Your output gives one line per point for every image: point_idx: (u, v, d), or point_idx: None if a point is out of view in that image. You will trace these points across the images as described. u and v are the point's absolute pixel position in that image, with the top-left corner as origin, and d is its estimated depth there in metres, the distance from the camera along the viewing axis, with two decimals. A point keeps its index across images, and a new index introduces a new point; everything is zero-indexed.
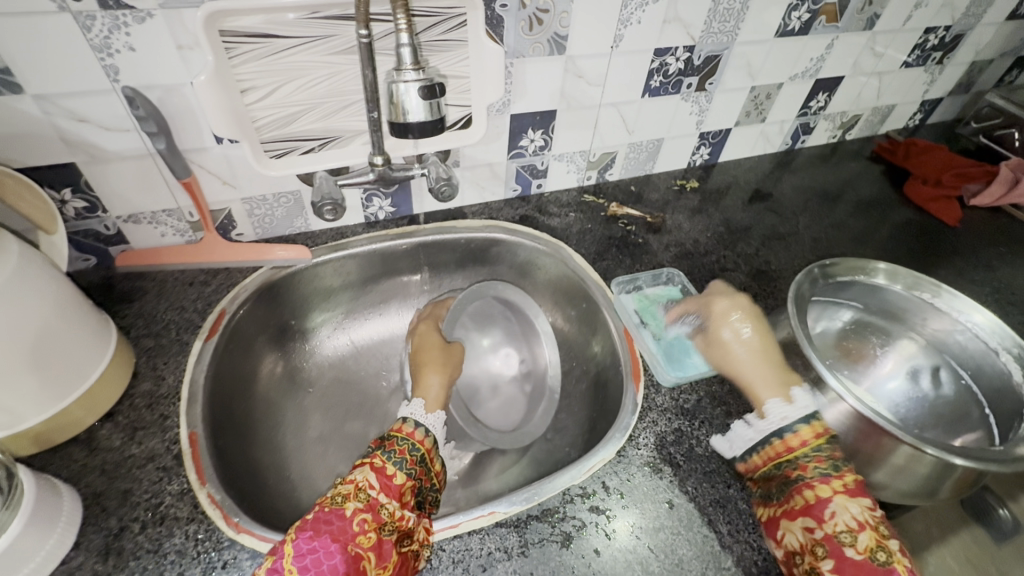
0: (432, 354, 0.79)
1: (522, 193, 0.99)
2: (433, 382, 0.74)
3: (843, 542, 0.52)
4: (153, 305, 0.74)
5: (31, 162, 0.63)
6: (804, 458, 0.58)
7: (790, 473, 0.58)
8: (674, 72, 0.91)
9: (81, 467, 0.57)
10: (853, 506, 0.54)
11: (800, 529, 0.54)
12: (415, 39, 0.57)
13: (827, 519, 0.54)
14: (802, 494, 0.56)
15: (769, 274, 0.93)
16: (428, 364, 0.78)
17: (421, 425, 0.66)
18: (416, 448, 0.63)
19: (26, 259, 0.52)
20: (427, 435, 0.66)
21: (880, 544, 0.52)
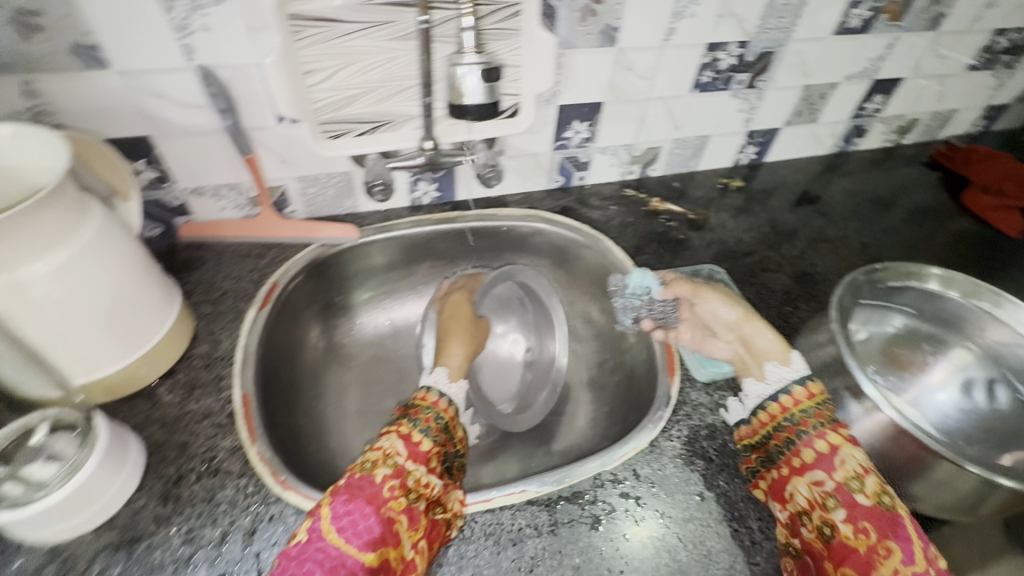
0: (459, 323, 0.81)
1: (564, 185, 0.99)
2: (457, 352, 0.75)
3: (852, 489, 0.54)
4: (212, 275, 0.78)
5: (112, 133, 0.68)
6: (807, 415, 0.60)
7: (795, 430, 0.60)
8: (725, 68, 0.90)
9: (145, 418, 0.62)
10: (856, 454, 0.56)
11: (810, 481, 0.57)
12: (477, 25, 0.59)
13: (834, 468, 0.56)
14: (812, 447, 0.58)
15: (813, 276, 0.91)
16: (455, 333, 0.79)
17: (444, 395, 0.66)
18: (441, 417, 0.64)
19: (110, 224, 0.56)
20: (450, 404, 0.66)
21: (885, 490, 0.54)
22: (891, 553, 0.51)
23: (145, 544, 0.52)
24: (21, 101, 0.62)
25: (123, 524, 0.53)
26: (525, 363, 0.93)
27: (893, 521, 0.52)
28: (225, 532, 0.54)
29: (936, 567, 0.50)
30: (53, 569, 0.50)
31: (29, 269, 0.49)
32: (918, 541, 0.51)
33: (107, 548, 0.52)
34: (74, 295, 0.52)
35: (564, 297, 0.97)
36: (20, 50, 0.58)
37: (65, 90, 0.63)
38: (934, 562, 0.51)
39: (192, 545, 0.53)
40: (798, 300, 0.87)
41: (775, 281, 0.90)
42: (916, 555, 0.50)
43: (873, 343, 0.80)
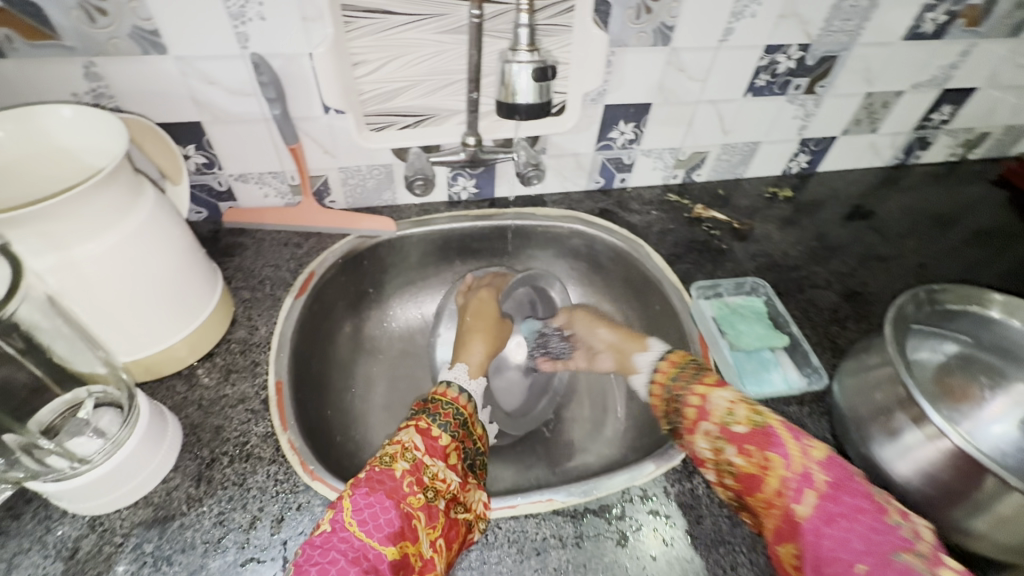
0: (482, 320, 0.83)
1: (604, 186, 0.97)
2: (478, 350, 0.79)
3: (729, 421, 0.59)
4: (251, 261, 0.79)
5: (165, 117, 0.69)
6: (678, 378, 0.67)
7: (676, 396, 0.66)
8: (783, 71, 0.86)
9: (182, 399, 0.63)
10: (723, 390, 0.62)
11: (701, 431, 0.61)
12: (533, 21, 0.58)
13: (710, 409, 0.61)
14: (690, 404, 0.63)
15: (864, 295, 0.87)
16: (477, 330, 0.82)
17: (463, 391, 0.70)
18: (459, 412, 0.67)
19: (161, 207, 0.57)
20: (468, 400, 0.70)
21: (754, 409, 0.58)
22: (773, 464, 0.54)
23: (177, 523, 0.53)
24: (83, 83, 0.64)
25: (158, 502, 0.55)
26: (525, 368, 0.91)
27: (765, 435, 0.56)
28: (254, 518, 0.54)
29: (818, 458, 0.53)
30: (91, 541, 0.52)
31: (86, 248, 0.50)
32: (794, 440, 0.55)
33: (142, 525, 0.53)
34: (126, 275, 0.53)
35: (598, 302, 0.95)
36: (84, 32, 0.60)
37: (124, 73, 0.64)
38: (816, 453, 0.53)
39: (222, 528, 0.53)
40: (846, 320, 0.83)
41: (823, 299, 0.85)
42: (797, 456, 0.54)
43: (926, 370, 0.74)
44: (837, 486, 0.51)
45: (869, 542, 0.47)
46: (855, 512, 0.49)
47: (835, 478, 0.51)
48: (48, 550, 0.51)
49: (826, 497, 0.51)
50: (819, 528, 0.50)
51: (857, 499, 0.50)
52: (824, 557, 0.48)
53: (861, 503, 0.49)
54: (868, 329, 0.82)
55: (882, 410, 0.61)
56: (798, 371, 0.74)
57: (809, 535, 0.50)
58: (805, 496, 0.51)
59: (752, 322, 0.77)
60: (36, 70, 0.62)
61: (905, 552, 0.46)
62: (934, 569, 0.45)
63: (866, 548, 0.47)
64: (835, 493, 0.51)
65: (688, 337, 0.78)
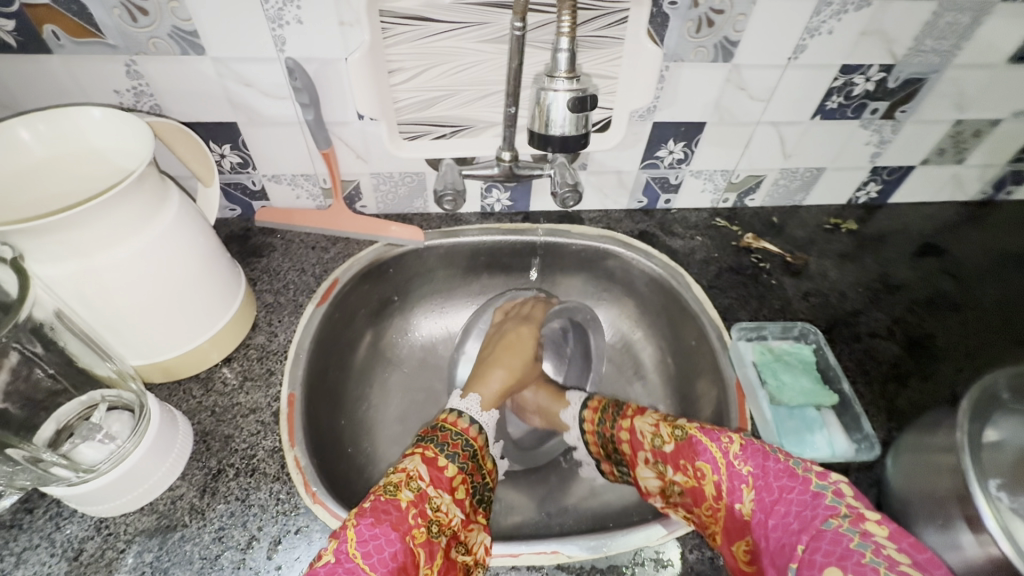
0: (510, 353, 0.81)
1: (647, 206, 0.91)
2: (497, 379, 0.77)
3: (659, 443, 0.60)
4: (278, 263, 0.79)
5: (202, 117, 0.68)
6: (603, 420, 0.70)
7: (608, 430, 0.69)
8: (860, 94, 0.77)
9: (196, 403, 0.63)
10: (645, 416, 0.64)
11: (641, 462, 0.62)
12: (573, 46, 0.53)
13: (640, 440, 0.63)
14: (622, 440, 0.66)
15: (928, 348, 0.78)
16: (503, 361, 0.80)
17: (475, 423, 0.68)
18: (468, 444, 0.65)
19: (184, 216, 0.56)
20: (479, 432, 0.68)
21: (675, 425, 0.60)
22: (705, 471, 0.55)
23: (178, 535, 0.53)
24: (125, 80, 0.64)
25: (162, 511, 0.55)
26: None
27: (689, 446, 0.57)
28: (252, 537, 0.54)
29: (737, 452, 0.54)
30: (95, 544, 0.52)
31: (103, 258, 0.50)
32: (712, 441, 0.56)
33: (145, 532, 0.53)
34: (142, 284, 0.53)
35: (630, 328, 0.90)
36: (125, 31, 0.59)
37: (163, 73, 0.63)
38: (735, 448, 0.55)
39: (220, 545, 0.53)
40: (906, 377, 0.74)
41: (881, 350, 0.77)
42: (720, 457, 0.55)
43: (1005, 453, 0.61)
44: (763, 476, 0.52)
45: (802, 520, 0.48)
46: (783, 495, 0.50)
47: (758, 468, 0.53)
48: (56, 549, 0.52)
49: (760, 491, 0.52)
50: (763, 520, 0.50)
51: (779, 479, 0.51)
52: (773, 546, 0.49)
53: (783, 482, 0.51)
54: (931, 389, 0.73)
55: (939, 497, 0.54)
56: (846, 436, 0.67)
57: (758, 528, 0.50)
58: (741, 493, 0.53)
59: (798, 375, 0.71)
60: (80, 68, 0.62)
61: (833, 518, 0.46)
62: (862, 529, 0.45)
63: (800, 526, 0.48)
64: (765, 483, 0.52)
65: (724, 383, 0.72)
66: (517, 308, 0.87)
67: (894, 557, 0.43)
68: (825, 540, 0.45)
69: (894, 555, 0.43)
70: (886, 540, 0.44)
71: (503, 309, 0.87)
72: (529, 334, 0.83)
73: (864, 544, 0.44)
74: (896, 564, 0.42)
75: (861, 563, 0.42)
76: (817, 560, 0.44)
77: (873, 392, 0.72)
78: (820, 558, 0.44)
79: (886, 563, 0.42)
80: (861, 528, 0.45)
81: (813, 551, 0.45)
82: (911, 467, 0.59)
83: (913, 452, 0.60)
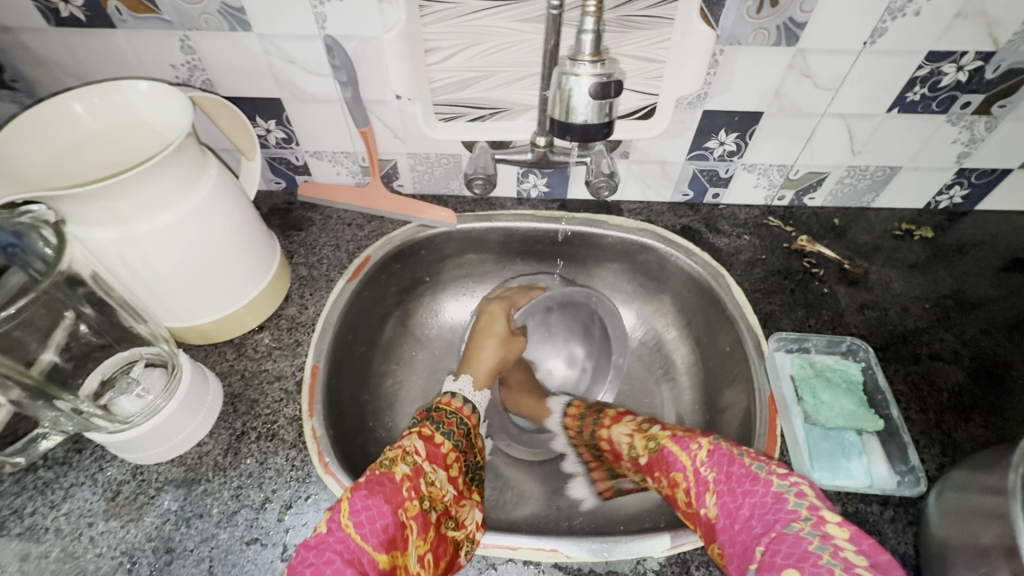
0: (488, 331, 0.81)
1: (692, 200, 0.86)
2: (487, 356, 0.79)
3: (635, 453, 0.64)
4: (315, 237, 0.80)
5: (250, 92, 0.71)
6: (586, 415, 0.76)
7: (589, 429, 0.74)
8: (947, 86, 0.68)
9: (229, 367, 0.67)
10: (620, 426, 0.68)
11: (625, 466, 0.68)
12: (600, 27, 0.50)
13: (618, 448, 0.68)
14: (603, 444, 0.71)
15: (1001, 379, 0.69)
16: (484, 343, 0.80)
17: (469, 402, 0.70)
18: (463, 422, 0.67)
19: (221, 188, 0.58)
20: (472, 412, 0.70)
21: (647, 436, 0.63)
22: (677, 480, 0.57)
23: (201, 488, 0.57)
24: (179, 55, 0.66)
25: (189, 464, 0.59)
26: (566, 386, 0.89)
27: (661, 458, 0.60)
28: (266, 498, 0.57)
29: (704, 458, 0.55)
30: (130, 487, 0.57)
31: (145, 225, 0.52)
32: (682, 450, 0.58)
33: (173, 482, 0.58)
34: (182, 251, 0.56)
35: (664, 328, 0.86)
36: (179, 7, 0.61)
37: (213, 46, 0.65)
38: (702, 454, 0.56)
39: (238, 502, 0.57)
40: (968, 409, 0.67)
41: (943, 375, 0.69)
42: (688, 464, 0.56)
43: None
44: (725, 480, 0.52)
45: (764, 523, 0.48)
46: (746, 499, 0.50)
47: (722, 473, 0.53)
48: (98, 487, 0.57)
49: (722, 495, 0.52)
50: (727, 525, 0.50)
51: (741, 484, 0.51)
52: (735, 551, 0.49)
53: (745, 487, 0.51)
54: (1000, 425, 0.65)
55: (984, 549, 0.48)
56: (888, 466, 0.62)
57: (722, 533, 0.51)
58: (706, 498, 0.54)
59: (839, 395, 0.65)
60: (140, 42, 0.65)
61: (794, 522, 0.47)
62: (822, 532, 0.45)
63: (762, 529, 0.48)
64: (727, 488, 0.52)
65: (757, 394, 0.68)
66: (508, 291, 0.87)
67: (851, 558, 0.43)
68: (786, 543, 0.46)
69: (852, 557, 0.43)
70: (845, 542, 0.44)
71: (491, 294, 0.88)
72: (505, 314, 0.83)
73: (822, 547, 0.44)
74: (852, 566, 0.43)
75: (818, 565, 0.43)
76: (777, 562, 0.45)
77: (927, 421, 0.65)
78: (779, 561, 0.45)
79: (842, 565, 0.43)
80: (821, 530, 0.45)
81: (774, 553, 0.45)
82: (955, 507, 0.53)
83: (960, 491, 0.54)
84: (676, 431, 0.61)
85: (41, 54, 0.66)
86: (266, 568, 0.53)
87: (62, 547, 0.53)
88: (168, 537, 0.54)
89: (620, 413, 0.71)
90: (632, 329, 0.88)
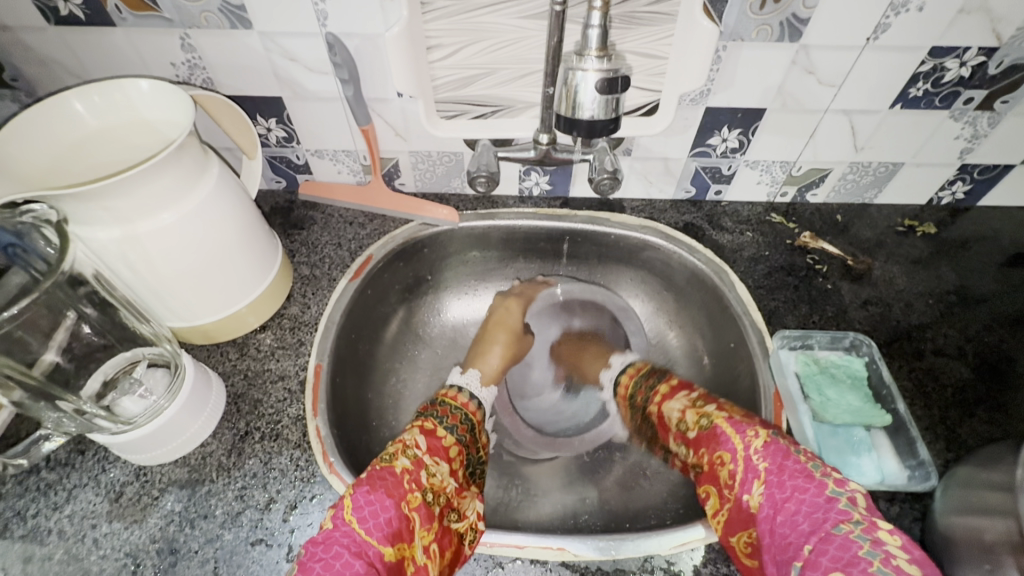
0: (501, 326, 0.81)
1: (695, 197, 0.85)
2: (495, 355, 0.78)
3: (683, 427, 0.63)
4: (317, 236, 0.80)
5: (250, 91, 0.70)
6: (641, 383, 0.74)
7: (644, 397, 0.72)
8: (950, 81, 0.68)
9: (231, 367, 0.66)
10: (672, 401, 0.66)
11: (668, 437, 0.66)
12: (606, 22, 0.50)
13: (667, 420, 0.66)
14: (653, 409, 0.69)
15: (1005, 374, 0.69)
16: (493, 337, 0.80)
17: (474, 397, 0.70)
18: (467, 417, 0.66)
19: (223, 187, 0.58)
20: (477, 407, 0.70)
21: (701, 413, 0.61)
22: (721, 461, 0.56)
23: (206, 489, 0.57)
24: (180, 53, 0.66)
25: (193, 464, 0.59)
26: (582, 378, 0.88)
27: (713, 436, 0.58)
28: (271, 499, 0.57)
29: (758, 447, 0.54)
30: (133, 488, 0.57)
31: (146, 225, 0.52)
32: (737, 433, 0.56)
33: (177, 483, 0.57)
34: (184, 250, 0.55)
35: (667, 324, 0.85)
36: (179, 5, 0.61)
37: (213, 44, 0.65)
38: (757, 443, 0.55)
39: (242, 502, 0.57)
40: (972, 404, 0.67)
41: (947, 370, 0.69)
42: (740, 447, 0.55)
43: None
44: (776, 472, 0.52)
45: (812, 521, 0.48)
46: (795, 494, 0.50)
47: (774, 464, 0.53)
48: (101, 489, 0.57)
49: (770, 486, 0.52)
50: (771, 516, 0.50)
51: (794, 478, 0.51)
52: (775, 542, 0.49)
53: (798, 482, 0.50)
54: (1004, 421, 0.65)
55: (988, 545, 0.48)
56: (896, 461, 0.62)
57: (763, 523, 0.51)
58: (752, 485, 0.53)
59: (845, 391, 0.66)
60: (139, 40, 0.64)
61: (843, 523, 0.46)
62: (874, 536, 0.45)
63: (810, 527, 0.48)
64: (778, 480, 0.52)
65: (761, 390, 0.68)
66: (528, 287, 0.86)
67: (902, 567, 0.43)
68: (834, 544, 0.45)
69: (903, 565, 0.43)
70: (898, 549, 0.44)
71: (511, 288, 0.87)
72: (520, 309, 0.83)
73: (872, 552, 0.44)
74: (903, 574, 0.42)
75: (867, 571, 0.43)
76: (823, 563, 0.45)
77: (931, 417, 0.66)
78: (826, 562, 0.45)
79: (893, 573, 0.42)
80: (872, 535, 0.45)
81: (820, 553, 0.46)
82: (959, 502, 0.53)
83: (964, 487, 0.54)
84: (733, 413, 0.59)
85: (40, 53, 0.66)
86: (272, 569, 0.53)
87: (66, 549, 0.53)
88: (173, 538, 0.54)
89: (675, 386, 0.68)
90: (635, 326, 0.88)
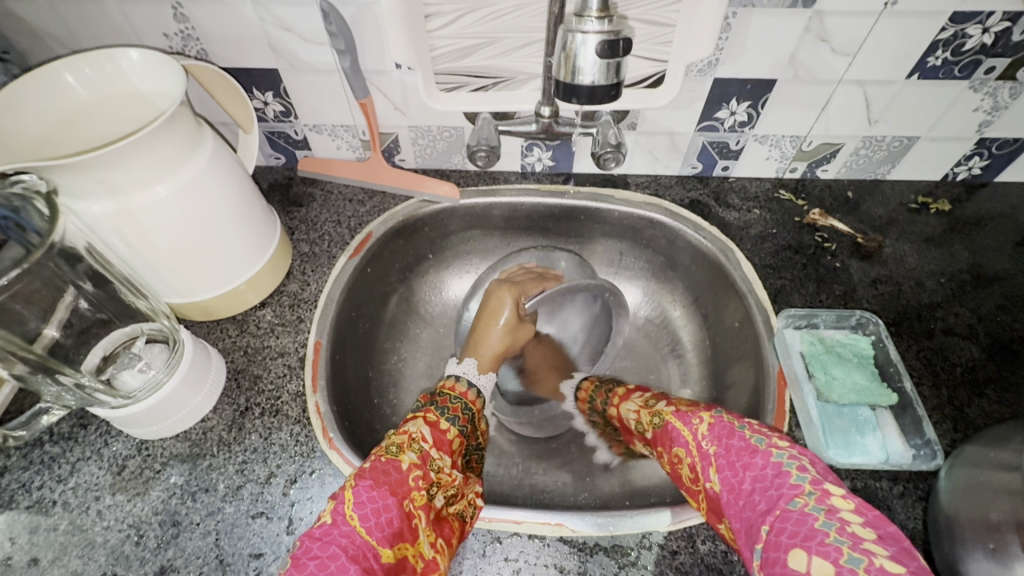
0: (494, 319, 0.75)
1: (701, 172, 0.83)
2: (490, 349, 0.73)
3: (641, 429, 0.63)
4: (316, 214, 0.79)
5: (245, 63, 0.69)
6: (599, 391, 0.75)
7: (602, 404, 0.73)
8: (971, 50, 0.65)
9: (231, 344, 0.66)
10: (628, 403, 0.67)
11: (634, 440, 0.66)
12: None
13: (626, 423, 0.67)
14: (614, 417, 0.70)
15: (1017, 355, 0.68)
16: (487, 330, 0.74)
17: (472, 384, 0.68)
18: (468, 407, 0.64)
19: (218, 161, 0.57)
20: (477, 395, 0.67)
21: (652, 412, 0.62)
22: (680, 457, 0.56)
23: (206, 463, 0.58)
24: (172, 23, 0.64)
25: (194, 439, 0.59)
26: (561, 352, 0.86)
27: (666, 434, 0.59)
28: (271, 473, 0.57)
29: (705, 432, 0.55)
30: (135, 462, 0.57)
31: (140, 198, 0.51)
32: (683, 425, 0.57)
33: (178, 457, 0.58)
34: (176, 226, 0.54)
35: (670, 304, 0.84)
36: None
37: (206, 14, 0.63)
38: (703, 428, 0.55)
39: (242, 477, 0.57)
40: (981, 385, 0.65)
41: (957, 350, 0.68)
42: (690, 439, 0.56)
43: None
44: (725, 455, 0.52)
45: (768, 500, 0.47)
46: (746, 474, 0.49)
47: (722, 448, 0.52)
48: (103, 462, 0.57)
49: (722, 471, 0.51)
50: (731, 501, 0.50)
51: (741, 458, 0.50)
52: (741, 526, 0.48)
53: (744, 460, 0.50)
54: (1014, 401, 0.64)
55: (992, 523, 0.48)
56: (903, 440, 0.61)
57: (728, 509, 0.50)
58: (709, 473, 0.53)
59: (851, 370, 0.64)
60: (129, 10, 0.63)
61: (797, 497, 0.46)
62: (827, 506, 0.44)
63: (767, 506, 0.47)
64: (727, 462, 0.51)
65: (765, 369, 0.67)
66: (522, 273, 0.80)
67: (857, 533, 0.42)
68: (790, 520, 0.44)
69: (858, 531, 0.42)
70: (851, 515, 0.44)
71: (507, 273, 0.81)
72: (514, 299, 0.75)
73: (828, 522, 0.43)
74: (860, 541, 0.42)
75: (824, 542, 0.42)
76: (782, 541, 0.44)
77: (939, 397, 0.64)
78: (785, 540, 0.43)
79: (850, 540, 0.41)
80: (825, 505, 0.44)
81: (779, 532, 0.44)
82: (966, 481, 0.52)
83: (971, 467, 0.53)
84: (680, 405, 0.60)
85: (31, 25, 0.64)
86: (272, 542, 0.54)
87: (70, 520, 0.54)
88: (174, 511, 0.55)
89: (629, 389, 0.70)
90: (637, 306, 0.87)
